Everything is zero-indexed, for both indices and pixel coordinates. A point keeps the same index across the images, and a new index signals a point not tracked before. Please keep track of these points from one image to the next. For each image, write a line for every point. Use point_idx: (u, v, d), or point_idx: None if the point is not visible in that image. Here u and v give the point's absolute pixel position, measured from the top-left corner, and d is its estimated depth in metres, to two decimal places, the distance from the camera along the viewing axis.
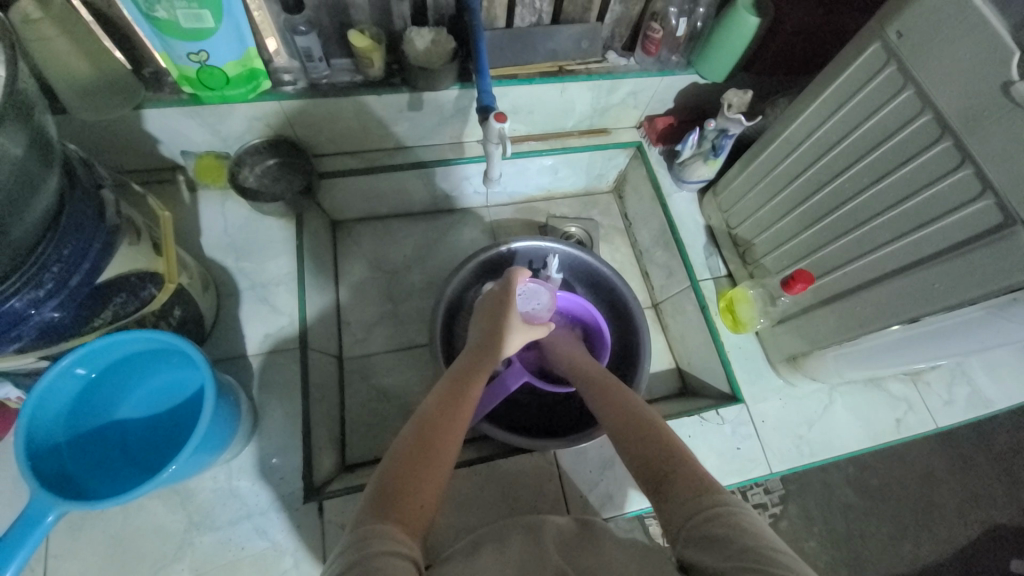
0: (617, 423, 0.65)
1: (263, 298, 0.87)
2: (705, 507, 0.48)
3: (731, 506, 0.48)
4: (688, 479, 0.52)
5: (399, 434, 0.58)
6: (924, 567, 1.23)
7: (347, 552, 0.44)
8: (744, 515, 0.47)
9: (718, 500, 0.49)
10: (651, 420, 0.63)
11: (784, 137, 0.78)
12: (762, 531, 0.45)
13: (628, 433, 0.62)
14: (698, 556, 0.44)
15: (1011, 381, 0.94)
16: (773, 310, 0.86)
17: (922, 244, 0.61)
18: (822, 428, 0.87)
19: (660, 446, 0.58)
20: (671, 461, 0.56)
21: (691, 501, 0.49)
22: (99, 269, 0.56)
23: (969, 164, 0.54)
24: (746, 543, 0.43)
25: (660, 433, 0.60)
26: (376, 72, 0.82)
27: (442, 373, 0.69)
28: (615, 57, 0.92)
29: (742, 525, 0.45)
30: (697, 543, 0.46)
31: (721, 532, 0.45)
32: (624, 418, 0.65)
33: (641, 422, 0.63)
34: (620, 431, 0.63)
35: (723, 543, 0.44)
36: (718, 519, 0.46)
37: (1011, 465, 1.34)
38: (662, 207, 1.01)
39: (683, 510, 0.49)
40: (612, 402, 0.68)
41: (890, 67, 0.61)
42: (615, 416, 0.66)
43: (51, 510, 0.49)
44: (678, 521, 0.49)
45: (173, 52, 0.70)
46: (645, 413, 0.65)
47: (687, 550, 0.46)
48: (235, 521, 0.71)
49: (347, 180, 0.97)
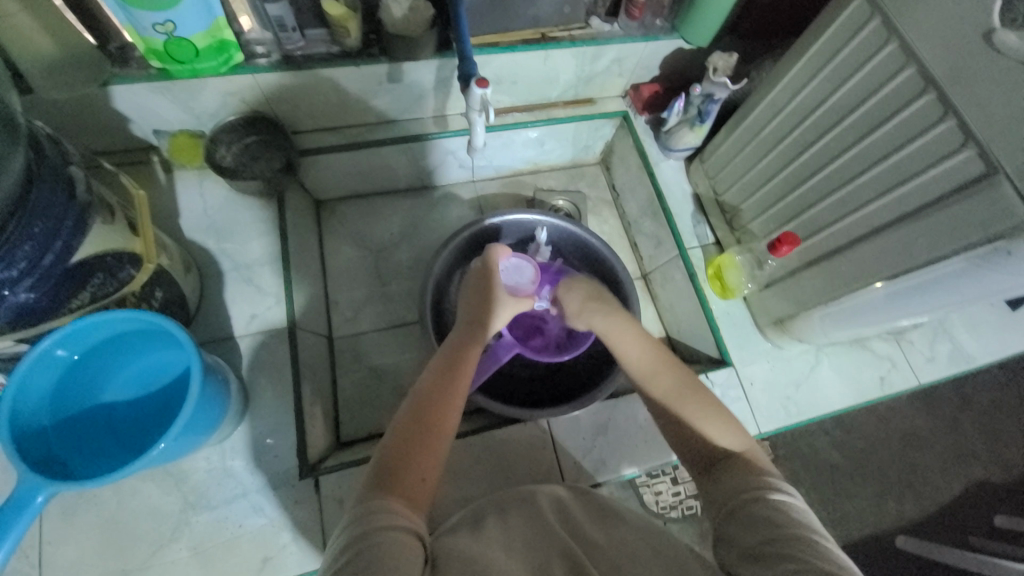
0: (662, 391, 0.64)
1: (248, 279, 0.85)
2: (748, 489, 0.50)
3: (781, 492, 0.49)
4: (742, 464, 0.54)
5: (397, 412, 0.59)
6: (906, 524, 1.28)
7: (350, 529, 0.44)
8: (791, 500, 0.49)
9: (769, 484, 0.50)
10: (701, 394, 0.63)
11: (769, 100, 0.77)
12: (805, 516, 0.47)
13: (676, 405, 0.62)
14: (738, 533, 0.47)
15: (991, 337, 0.97)
16: (760, 274, 0.87)
17: (904, 199, 0.61)
18: (809, 388, 0.89)
19: (712, 425, 0.59)
20: (723, 445, 0.58)
21: (739, 483, 0.51)
22: (73, 248, 0.54)
23: (952, 116, 0.54)
24: (788, 528, 0.45)
25: (711, 410, 0.61)
26: (353, 41, 0.80)
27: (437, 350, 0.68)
28: (599, 23, 0.89)
29: (789, 511, 0.47)
30: (740, 523, 0.48)
31: (767, 514, 0.47)
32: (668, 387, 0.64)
33: (690, 393, 0.63)
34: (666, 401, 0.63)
35: (766, 524, 0.46)
36: (763, 503, 0.48)
37: (991, 424, 1.38)
38: (650, 175, 1.00)
39: (731, 490, 0.51)
40: (655, 367, 0.66)
41: (875, 21, 0.60)
42: (660, 384, 0.65)
43: (41, 490, 0.48)
44: (725, 499, 0.51)
45: (138, 23, 0.67)
46: (694, 382, 0.64)
47: (729, 528, 0.49)
48: (231, 499, 0.71)
49: (328, 156, 0.95)
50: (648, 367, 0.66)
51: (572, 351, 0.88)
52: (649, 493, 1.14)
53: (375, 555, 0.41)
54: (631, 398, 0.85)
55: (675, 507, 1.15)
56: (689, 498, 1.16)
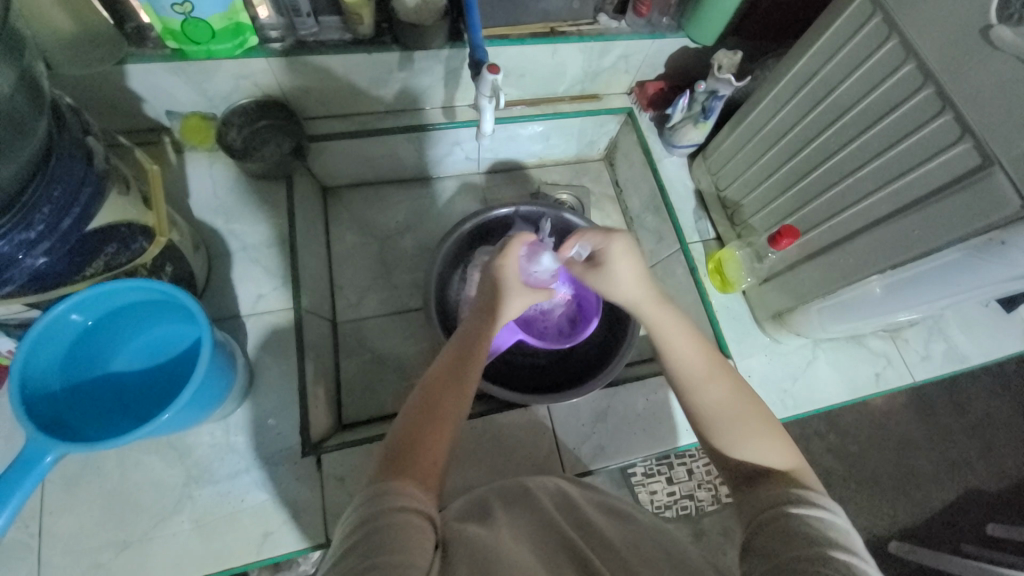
0: (717, 401, 0.59)
1: (255, 260, 0.86)
2: (785, 502, 0.49)
3: (820, 510, 0.47)
4: (785, 483, 0.52)
5: (410, 397, 0.59)
6: (899, 529, 1.29)
7: (362, 508, 0.45)
8: (829, 519, 0.46)
9: (808, 501, 0.48)
10: (754, 407, 0.59)
11: (772, 97, 0.79)
12: (842, 537, 0.45)
13: (729, 417, 0.58)
14: (767, 543, 0.46)
15: (985, 337, 0.98)
16: (759, 267, 0.88)
17: (901, 192, 0.63)
18: (806, 382, 0.90)
19: (761, 442, 0.56)
20: (768, 462, 0.55)
21: (776, 498, 0.49)
22: (90, 215, 0.56)
23: (949, 110, 0.56)
24: (819, 547, 0.43)
25: (762, 426, 0.58)
26: (366, 29, 0.81)
27: (449, 338, 0.68)
28: (607, 19, 0.91)
29: (825, 529, 0.45)
30: (769, 537, 0.47)
31: (799, 531, 0.45)
32: (723, 397, 0.59)
33: (744, 407, 0.59)
34: (720, 411, 0.59)
35: (795, 542, 0.44)
36: (797, 516, 0.47)
37: (985, 431, 1.39)
38: (653, 171, 1.01)
39: (764, 504, 0.50)
40: (707, 374, 0.61)
41: (877, 18, 0.62)
42: (712, 392, 0.60)
43: (50, 451, 0.49)
44: (757, 512, 0.50)
45: (156, 2, 0.68)
46: (748, 393, 0.60)
47: (761, 538, 0.47)
48: (234, 475, 0.72)
49: (337, 143, 0.96)
50: (702, 374, 0.61)
51: (572, 340, 0.89)
52: (646, 491, 1.15)
53: (385, 535, 0.42)
54: (631, 387, 0.87)
55: (670, 507, 1.16)
56: (684, 497, 1.17)
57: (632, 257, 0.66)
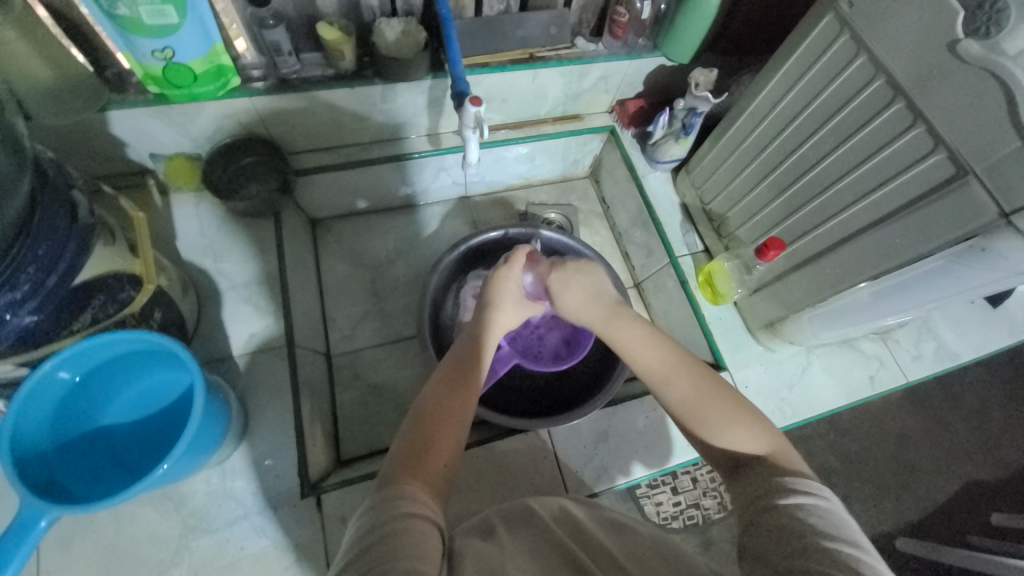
0: (682, 397, 0.60)
1: (245, 298, 0.86)
2: (773, 492, 0.48)
3: (808, 497, 0.46)
4: (766, 468, 0.51)
5: (414, 404, 0.59)
6: (905, 525, 1.29)
7: (369, 515, 0.45)
8: (816, 505, 0.46)
9: (794, 488, 0.47)
10: (724, 392, 0.59)
11: (750, 110, 0.81)
12: (833, 523, 0.44)
13: (700, 409, 0.58)
14: (758, 537, 0.45)
15: (972, 333, 1.00)
16: (749, 279, 0.89)
17: (881, 202, 0.64)
18: (802, 389, 0.91)
19: (737, 428, 0.56)
20: (748, 447, 0.55)
21: (763, 488, 0.49)
22: (76, 269, 0.55)
23: (922, 123, 0.58)
24: (808, 537, 0.43)
25: (736, 410, 0.58)
26: (347, 64, 0.82)
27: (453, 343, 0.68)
28: (584, 42, 0.93)
29: (812, 518, 0.44)
30: (759, 529, 0.46)
31: (785, 522, 0.45)
32: (685, 392, 0.60)
33: (711, 395, 0.59)
34: (689, 405, 0.59)
35: (782, 534, 0.44)
36: (784, 507, 0.46)
37: (982, 422, 1.41)
38: (638, 187, 1.03)
39: (755, 494, 0.49)
40: (671, 371, 0.62)
41: (845, 36, 0.64)
42: (676, 390, 0.61)
43: (45, 514, 0.48)
44: (749, 502, 0.49)
45: (137, 49, 0.68)
46: (714, 380, 0.61)
47: (753, 531, 0.46)
48: (232, 522, 0.71)
49: (323, 176, 0.96)
50: (663, 373, 0.62)
51: (570, 360, 0.89)
52: (651, 504, 1.15)
53: (393, 541, 0.42)
54: (630, 404, 0.87)
55: (676, 517, 1.15)
56: (690, 507, 1.16)
57: (579, 280, 0.71)
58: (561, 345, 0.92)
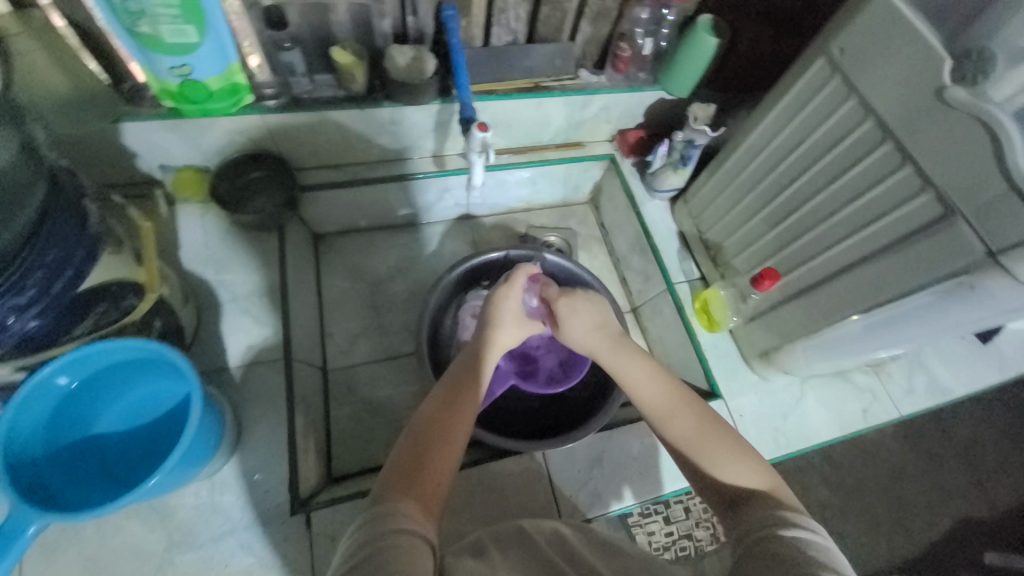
0: (683, 431, 0.60)
1: (244, 310, 0.86)
2: (769, 524, 0.48)
3: (805, 532, 0.47)
4: (763, 503, 0.52)
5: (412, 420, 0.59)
6: (899, 562, 1.28)
7: (362, 529, 0.45)
8: (813, 540, 0.46)
9: (792, 522, 0.48)
10: (723, 427, 0.60)
11: (746, 145, 0.83)
12: (828, 557, 0.44)
13: (699, 441, 0.59)
14: (752, 567, 0.45)
15: (963, 368, 1.01)
16: (745, 307, 0.91)
17: (873, 237, 0.66)
18: (796, 419, 0.91)
19: (734, 463, 0.57)
20: (744, 481, 0.56)
21: (758, 520, 0.49)
22: (82, 277, 0.56)
23: (910, 164, 0.61)
24: (805, 569, 0.43)
25: (734, 445, 0.58)
26: (359, 87, 0.85)
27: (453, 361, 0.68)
28: (587, 74, 0.97)
29: (810, 552, 0.45)
30: (754, 559, 0.46)
31: (782, 552, 0.45)
32: (686, 427, 0.60)
33: (712, 429, 0.59)
34: (689, 440, 0.59)
35: (779, 565, 0.44)
36: (780, 539, 0.46)
37: (975, 458, 1.41)
38: (637, 214, 1.05)
39: (751, 526, 0.49)
40: (673, 404, 0.62)
41: (836, 79, 0.67)
42: (675, 423, 0.61)
43: (31, 522, 0.47)
44: (745, 533, 0.49)
45: (156, 66, 0.71)
46: (714, 416, 0.61)
47: (748, 561, 0.46)
48: (218, 538, 0.69)
49: (328, 193, 0.98)
50: (666, 407, 0.62)
51: (565, 383, 0.90)
52: (644, 533, 1.13)
53: (386, 558, 0.42)
54: (625, 429, 0.87)
55: (669, 548, 1.13)
56: (683, 538, 1.15)
57: (585, 308, 0.70)
58: (558, 368, 0.92)
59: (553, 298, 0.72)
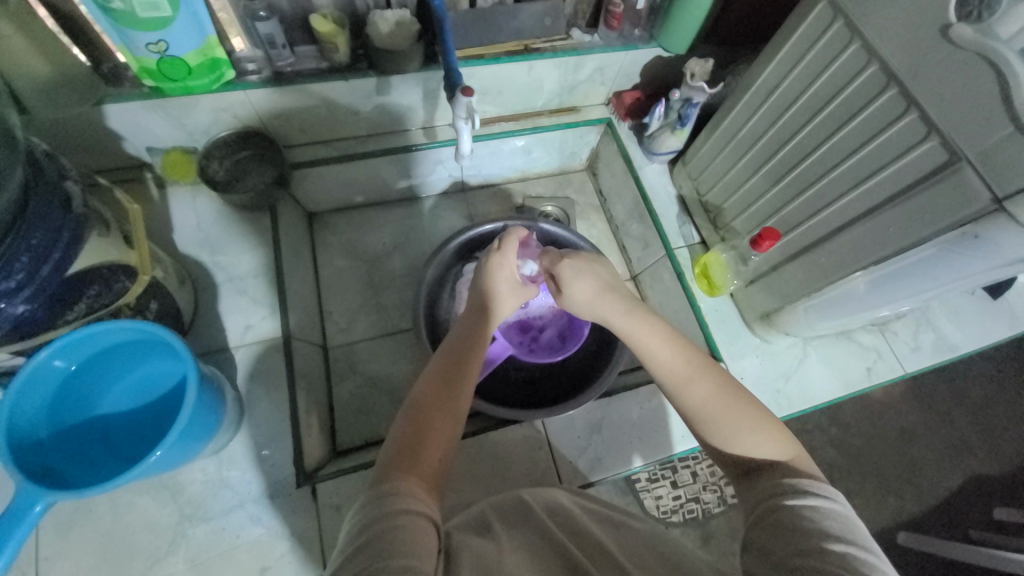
0: (703, 398, 0.57)
1: (242, 291, 0.86)
2: (784, 492, 0.48)
3: (820, 500, 0.46)
4: (779, 472, 0.51)
5: (411, 397, 0.59)
6: (907, 519, 1.29)
7: (366, 510, 0.45)
8: (829, 507, 0.45)
9: (805, 490, 0.47)
10: (744, 398, 0.57)
11: (745, 100, 0.80)
12: (846, 529, 0.43)
13: (718, 414, 0.56)
14: (765, 535, 0.45)
15: (972, 325, 0.99)
16: (745, 269, 0.89)
17: (875, 191, 0.64)
18: (799, 380, 0.90)
19: (757, 436, 0.54)
20: (760, 451, 0.54)
21: (773, 489, 0.49)
22: (70, 259, 0.56)
23: (915, 109, 0.58)
24: (819, 539, 0.42)
25: (757, 417, 0.56)
26: (342, 57, 0.82)
27: (449, 333, 0.68)
28: (580, 34, 0.93)
29: (825, 521, 0.44)
30: (769, 530, 0.45)
31: (796, 522, 0.45)
32: (708, 395, 0.57)
33: (733, 400, 0.57)
34: (707, 412, 0.57)
35: (792, 534, 0.44)
36: (796, 512, 0.45)
37: (985, 416, 1.40)
38: (635, 180, 1.02)
39: (764, 494, 0.49)
40: (689, 373, 0.59)
41: (838, 23, 0.63)
42: (699, 389, 0.58)
43: (39, 499, 0.49)
44: (759, 502, 0.49)
45: (131, 43, 0.69)
46: (736, 388, 0.58)
47: (761, 530, 0.46)
48: (228, 510, 0.72)
49: (318, 170, 0.96)
50: (681, 375, 0.59)
51: (563, 352, 0.90)
52: (650, 497, 1.15)
53: (391, 537, 0.42)
54: (625, 395, 0.87)
55: (676, 511, 1.15)
56: (690, 501, 1.16)
57: (591, 271, 0.68)
58: (557, 341, 0.92)
59: (558, 261, 0.70)
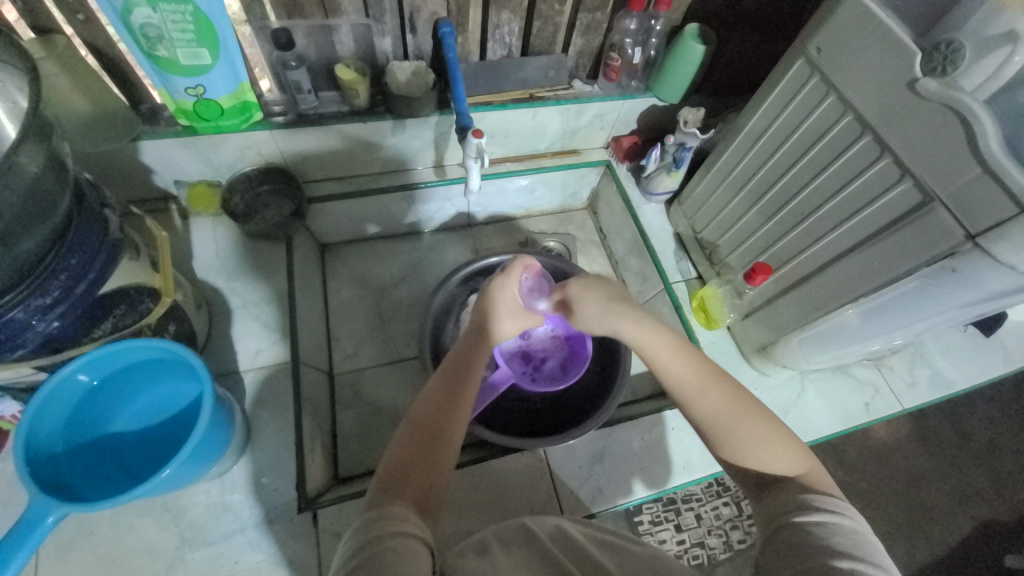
0: (714, 408, 0.58)
1: (255, 317, 0.89)
2: (795, 508, 0.49)
3: (830, 515, 0.47)
4: (790, 488, 0.52)
5: (404, 425, 0.60)
6: (919, 568, 1.25)
7: (361, 533, 0.46)
8: (837, 523, 0.46)
9: (815, 506, 0.48)
10: (760, 411, 0.58)
11: (734, 146, 0.86)
12: (856, 547, 0.44)
13: (733, 424, 0.57)
14: (774, 551, 0.47)
15: (967, 361, 1.01)
16: (740, 302, 0.93)
17: (858, 228, 0.68)
18: (798, 414, 0.91)
19: (780, 453, 0.55)
20: (779, 467, 0.55)
21: (785, 505, 0.50)
22: (103, 279, 0.60)
23: (888, 154, 0.63)
24: (822, 556, 0.43)
25: (773, 432, 0.56)
26: (362, 102, 0.89)
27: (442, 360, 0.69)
28: (581, 84, 1.01)
29: (833, 537, 0.45)
30: (778, 548, 0.47)
31: (804, 540, 0.46)
32: (719, 407, 0.58)
33: (748, 414, 0.57)
34: (717, 420, 0.58)
35: (797, 551, 0.45)
36: (809, 529, 0.46)
37: (993, 460, 1.37)
38: (633, 217, 1.07)
39: (776, 511, 0.50)
40: (699, 384, 0.60)
41: (815, 77, 0.70)
42: (711, 401, 0.58)
43: (51, 511, 0.50)
44: (770, 518, 0.50)
45: (172, 87, 0.76)
46: (749, 401, 0.59)
47: (771, 548, 0.47)
48: (228, 535, 0.71)
49: (334, 204, 1.02)
50: (692, 386, 0.60)
51: (565, 382, 0.91)
52: (654, 539, 1.13)
53: (385, 560, 0.43)
54: (625, 425, 0.88)
55: (681, 556, 1.12)
56: (695, 545, 1.14)
57: (600, 290, 0.68)
58: (559, 370, 0.93)
59: (567, 285, 0.71)
